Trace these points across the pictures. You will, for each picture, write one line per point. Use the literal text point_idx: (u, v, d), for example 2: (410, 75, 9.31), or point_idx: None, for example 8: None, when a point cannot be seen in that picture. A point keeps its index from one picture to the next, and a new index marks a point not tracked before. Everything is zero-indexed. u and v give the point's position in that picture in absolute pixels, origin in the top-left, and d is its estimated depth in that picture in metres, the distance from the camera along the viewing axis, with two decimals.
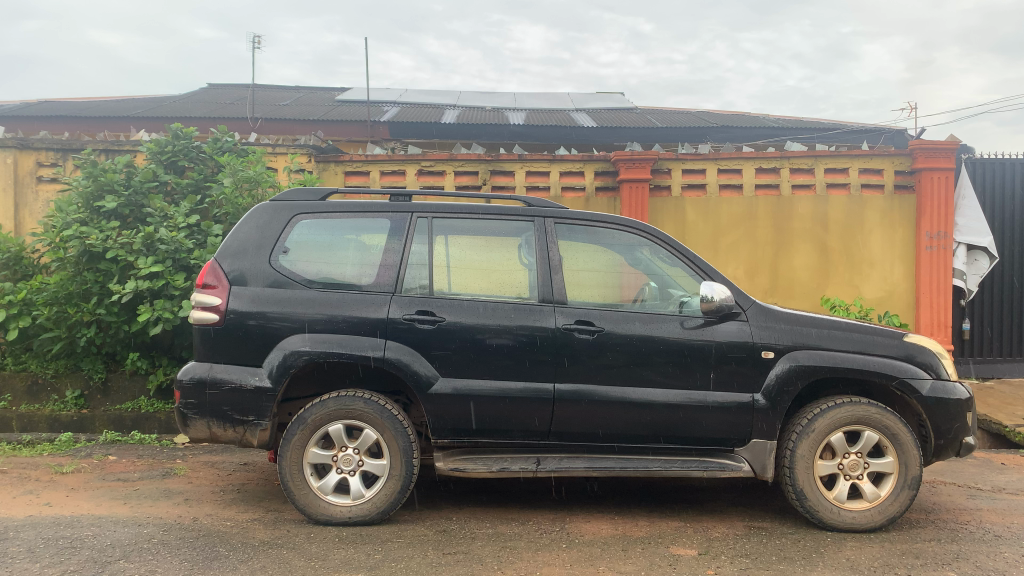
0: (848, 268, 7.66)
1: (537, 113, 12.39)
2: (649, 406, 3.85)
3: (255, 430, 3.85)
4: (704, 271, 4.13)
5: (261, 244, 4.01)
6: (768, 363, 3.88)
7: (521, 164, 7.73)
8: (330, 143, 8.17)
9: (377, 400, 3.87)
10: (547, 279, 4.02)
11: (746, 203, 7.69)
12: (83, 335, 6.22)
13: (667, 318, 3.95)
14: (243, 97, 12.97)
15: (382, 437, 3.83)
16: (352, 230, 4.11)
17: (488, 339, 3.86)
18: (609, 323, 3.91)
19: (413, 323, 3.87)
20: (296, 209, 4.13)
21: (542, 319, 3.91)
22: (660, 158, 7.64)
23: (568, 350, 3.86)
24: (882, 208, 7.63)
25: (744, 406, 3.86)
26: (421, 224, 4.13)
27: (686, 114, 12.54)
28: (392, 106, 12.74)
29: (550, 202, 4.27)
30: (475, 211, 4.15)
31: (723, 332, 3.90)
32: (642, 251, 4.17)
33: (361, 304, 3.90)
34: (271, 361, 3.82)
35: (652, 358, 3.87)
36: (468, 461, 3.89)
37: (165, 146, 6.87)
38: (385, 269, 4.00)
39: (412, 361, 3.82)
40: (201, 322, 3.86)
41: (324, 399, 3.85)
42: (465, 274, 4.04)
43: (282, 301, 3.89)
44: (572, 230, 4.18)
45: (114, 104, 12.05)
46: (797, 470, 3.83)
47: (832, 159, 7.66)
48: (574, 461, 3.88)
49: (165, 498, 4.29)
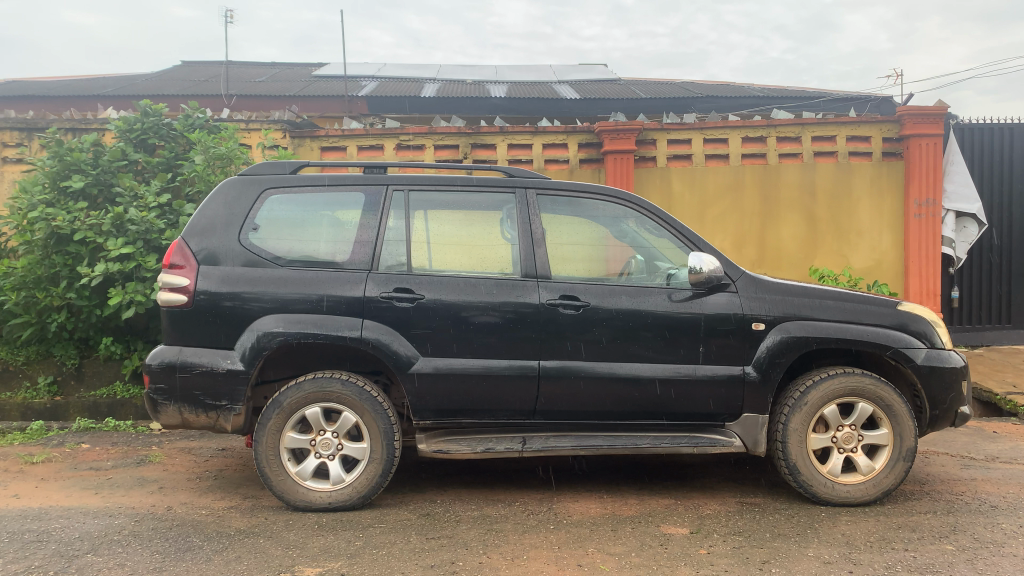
0: (835, 237, 7.56)
1: (519, 86, 12.18)
2: (637, 382, 3.73)
3: (229, 415, 3.70)
4: (692, 241, 4.00)
5: (230, 222, 3.84)
6: (759, 335, 3.77)
7: (502, 136, 7.55)
8: (306, 118, 7.95)
9: (356, 381, 3.72)
10: (530, 254, 3.88)
11: (733, 173, 7.55)
12: (54, 320, 6.04)
13: (655, 291, 3.81)
14: (217, 74, 12.65)
15: (362, 419, 3.69)
16: (326, 205, 3.94)
17: (470, 316, 3.72)
18: (595, 297, 3.77)
19: (392, 302, 3.72)
20: (266, 184, 3.95)
21: (526, 295, 3.77)
22: (645, 128, 7.48)
23: (553, 326, 3.73)
24: (870, 176, 7.53)
25: (735, 379, 3.75)
26: (397, 198, 3.96)
27: (669, 85, 12.37)
28: (370, 81, 12.48)
29: (531, 172, 4.11)
30: (454, 183, 3.99)
31: (712, 304, 3.78)
32: (628, 223, 4.03)
33: (337, 282, 3.74)
34: (243, 343, 3.67)
35: (640, 332, 3.74)
36: (452, 442, 3.76)
37: (134, 124, 6.64)
38: (361, 245, 3.84)
39: (391, 341, 3.67)
40: (169, 305, 3.69)
41: (300, 381, 3.71)
42: (444, 249, 3.89)
43: (254, 280, 3.72)
44: (555, 201, 4.03)
45: (84, 83, 11.74)
46: (790, 445, 3.73)
47: (819, 126, 7.53)
48: (562, 440, 3.76)
49: (139, 487, 4.14)
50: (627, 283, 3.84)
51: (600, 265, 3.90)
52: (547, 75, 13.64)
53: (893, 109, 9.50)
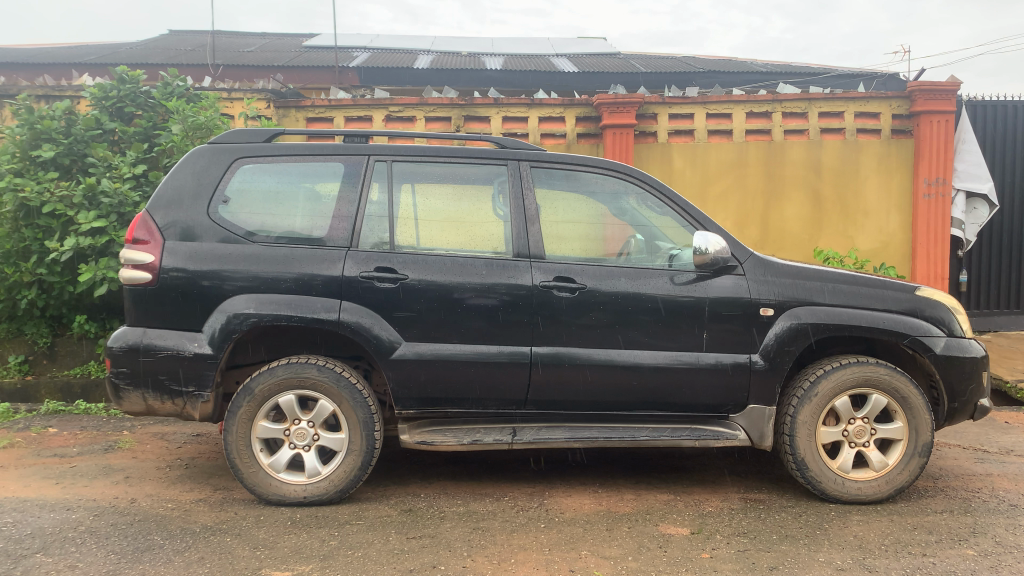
0: (841, 218, 7.30)
1: (515, 59, 11.84)
2: (636, 371, 3.47)
3: (196, 403, 3.44)
4: (698, 220, 3.72)
5: (199, 194, 3.55)
6: (767, 322, 3.51)
7: (497, 109, 7.24)
8: (291, 88, 7.63)
9: (334, 367, 3.46)
10: (523, 231, 3.60)
11: (736, 149, 7.26)
12: (24, 297, 5.78)
13: (656, 273, 3.55)
14: (203, 44, 12.26)
15: (339, 408, 3.43)
16: (303, 177, 3.65)
17: (457, 297, 3.45)
18: (592, 279, 3.51)
19: (373, 282, 3.45)
20: (238, 152, 3.66)
21: (517, 276, 3.50)
22: (646, 101, 7.17)
23: (546, 310, 3.47)
24: (878, 153, 7.25)
25: (741, 368, 3.49)
26: (380, 168, 3.67)
27: (669, 59, 12.03)
28: (362, 52, 12.12)
29: (525, 142, 3.81)
30: (441, 153, 3.70)
31: (718, 288, 3.52)
32: (629, 199, 3.75)
33: (313, 260, 3.46)
34: (212, 325, 3.40)
35: (639, 317, 3.48)
36: (436, 433, 3.50)
37: (109, 91, 6.31)
38: (341, 220, 3.56)
39: (372, 324, 3.41)
40: (132, 283, 3.42)
41: (273, 367, 3.44)
42: (431, 226, 3.61)
43: (224, 258, 3.45)
44: (550, 174, 3.74)
45: (65, 51, 11.35)
46: (798, 439, 3.49)
47: (826, 102, 7.24)
48: (554, 432, 3.51)
49: (103, 477, 3.87)
50: (627, 264, 3.57)
51: (598, 245, 3.63)
52: (545, 48, 13.28)
53: (901, 85, 9.19)
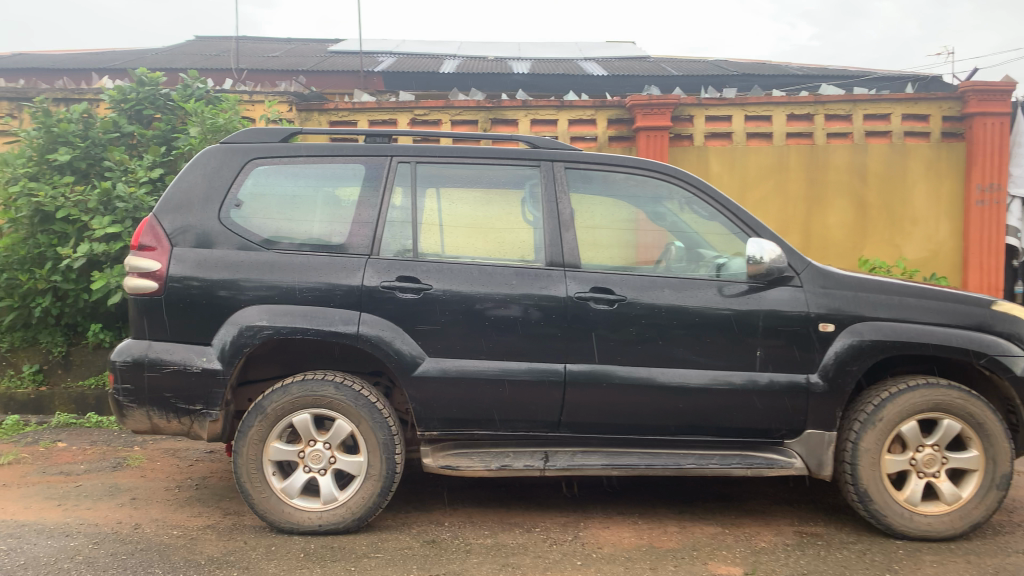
0: (888, 225, 6.93)
1: (543, 63, 11.58)
2: (681, 391, 3.17)
3: (204, 422, 3.19)
4: (748, 225, 3.42)
5: (210, 197, 3.31)
6: (825, 338, 3.20)
7: (525, 111, 6.98)
8: (314, 90, 7.42)
9: (352, 384, 3.20)
10: (557, 238, 3.32)
11: (776, 153, 6.93)
12: (39, 305, 5.58)
13: (702, 284, 3.25)
14: (228, 49, 12.14)
15: (358, 429, 3.16)
16: (321, 179, 3.40)
17: (487, 309, 3.18)
18: (632, 290, 3.22)
19: (394, 292, 3.18)
20: (252, 152, 3.41)
21: (551, 286, 3.22)
22: (681, 103, 6.87)
23: (582, 324, 3.18)
24: (927, 158, 6.88)
25: (797, 389, 3.18)
26: (403, 170, 3.41)
27: (702, 62, 11.71)
28: (388, 57, 11.93)
29: (559, 141, 3.53)
30: (469, 153, 3.43)
31: (771, 300, 3.21)
32: (672, 202, 3.46)
33: (330, 269, 3.20)
34: (222, 337, 3.15)
35: (685, 332, 3.18)
36: (462, 457, 3.22)
37: (128, 93, 6.15)
38: (360, 226, 3.31)
39: (393, 339, 3.14)
40: (137, 292, 3.18)
41: (287, 384, 3.19)
42: (457, 232, 3.34)
43: (235, 266, 3.20)
44: (587, 176, 3.45)
45: (90, 56, 11.28)
46: (860, 468, 3.16)
47: (872, 103, 6.89)
48: (590, 457, 3.21)
49: (107, 498, 3.64)
50: (669, 273, 3.28)
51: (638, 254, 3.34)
52: (574, 51, 13.01)
53: (948, 88, 8.79)
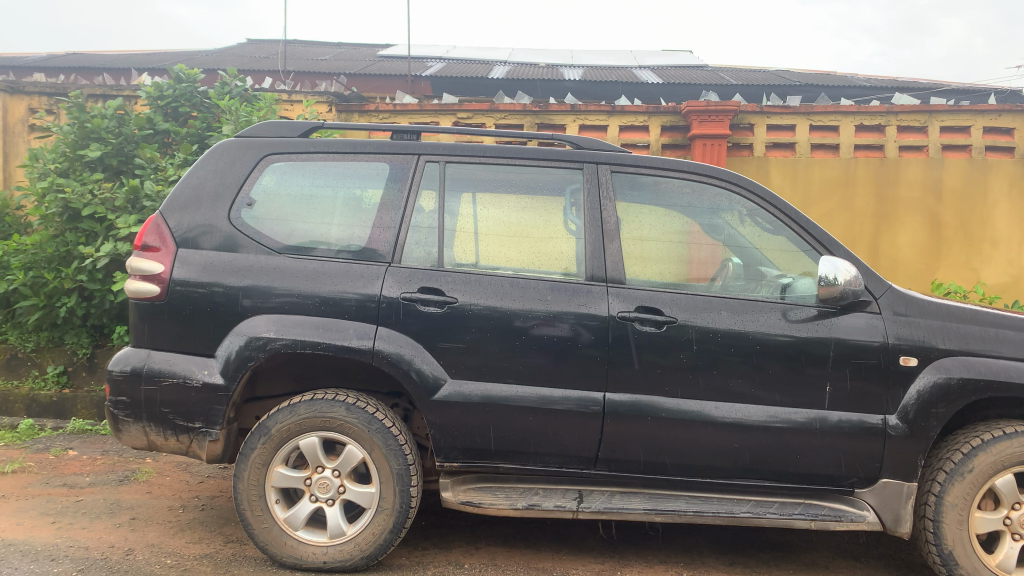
0: (965, 247, 6.42)
1: (595, 71, 11.23)
2: (735, 429, 2.78)
3: (204, 441, 2.89)
4: (820, 241, 3.01)
5: (220, 194, 3.03)
6: (907, 374, 2.77)
7: (574, 116, 6.64)
8: (355, 92, 7.19)
9: (365, 407, 2.87)
10: (600, 250, 2.96)
11: (843, 166, 6.46)
12: (64, 304, 5.37)
13: (764, 307, 2.85)
14: (276, 52, 12.05)
15: (370, 456, 2.84)
16: (341, 178, 3.09)
17: (517, 327, 2.83)
18: (683, 311, 2.83)
19: (416, 305, 2.85)
20: (267, 148, 3.12)
21: (591, 304, 2.85)
22: (741, 111, 6.45)
23: (626, 348, 2.81)
24: (1010, 174, 6.35)
25: (872, 432, 2.76)
26: (431, 170, 3.08)
27: (763, 72, 11.23)
28: (436, 62, 11.70)
29: (606, 142, 3.17)
30: (504, 154, 3.09)
31: (845, 328, 2.80)
32: (732, 213, 3.07)
33: (346, 277, 2.89)
34: (225, 349, 2.86)
35: (742, 362, 2.79)
36: (485, 493, 2.87)
37: (165, 90, 5.98)
38: (382, 231, 2.99)
39: (413, 358, 2.81)
40: (138, 297, 2.91)
41: (294, 404, 2.88)
42: (488, 240, 3.00)
43: (243, 270, 2.91)
44: (635, 181, 3.08)
45: (141, 56, 11.28)
46: (944, 527, 2.73)
47: (951, 115, 6.37)
48: (630, 500, 2.83)
49: (105, 517, 3.38)
50: (725, 293, 2.90)
51: (690, 271, 2.97)
52: (628, 59, 12.62)
53: None
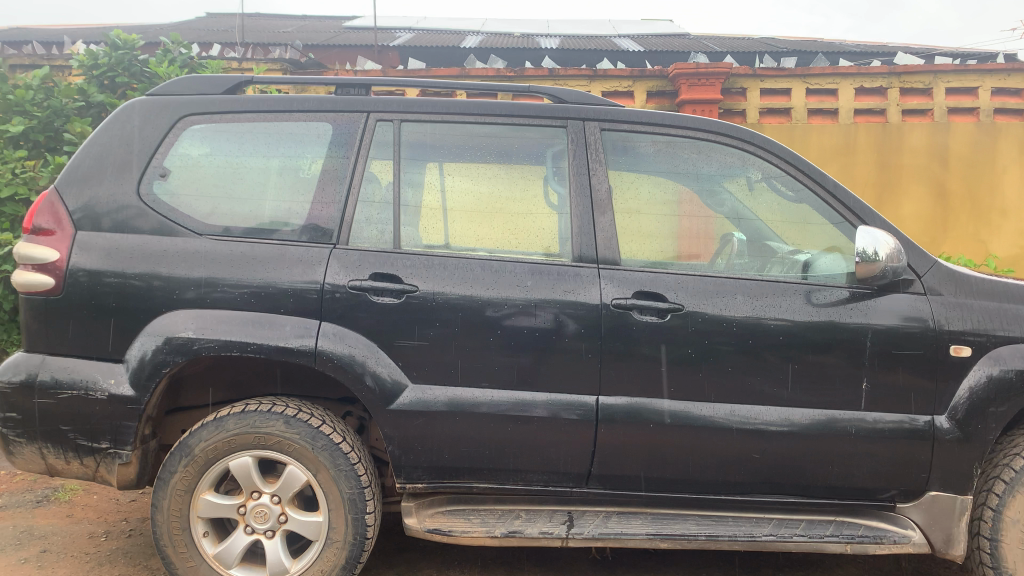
0: (974, 217, 6.37)
1: (572, 40, 10.74)
2: (755, 436, 2.32)
3: (112, 465, 2.38)
4: (851, 208, 2.53)
5: (127, 164, 2.49)
6: (956, 366, 2.32)
7: (552, 81, 6.17)
8: (313, 60, 6.65)
9: (309, 419, 2.38)
10: (589, 224, 2.47)
11: (843, 132, 6.34)
12: None
13: (784, 289, 2.38)
14: (233, 25, 11.41)
15: (315, 479, 2.35)
16: (275, 144, 2.57)
17: (490, 318, 2.34)
18: (691, 296, 2.36)
19: (367, 296, 2.35)
20: (184, 107, 2.57)
21: (580, 290, 2.36)
22: (733, 74, 6.27)
23: (622, 341, 2.33)
24: (1020, 138, 6.28)
25: (918, 436, 2.31)
26: (383, 131, 2.56)
27: (746, 39, 10.79)
28: (405, 32, 11.11)
29: (592, 94, 2.66)
30: (471, 110, 2.58)
31: (884, 313, 2.34)
32: (743, 178, 2.59)
33: (283, 262, 2.38)
34: (135, 353, 2.34)
35: (762, 355, 2.32)
36: (457, 518, 2.39)
37: (99, 58, 5.42)
38: (324, 206, 2.48)
39: (366, 360, 2.31)
40: (29, 291, 2.37)
41: (222, 417, 2.38)
42: (454, 215, 2.50)
43: (156, 257, 2.39)
44: (629, 141, 2.58)
45: (87, 31, 10.59)
46: (1004, 547, 2.29)
47: (957, 76, 6.28)
48: (631, 523, 2.36)
49: (10, 551, 2.86)
50: (735, 274, 2.42)
51: (693, 246, 2.50)
52: (607, 28, 12.12)
53: None
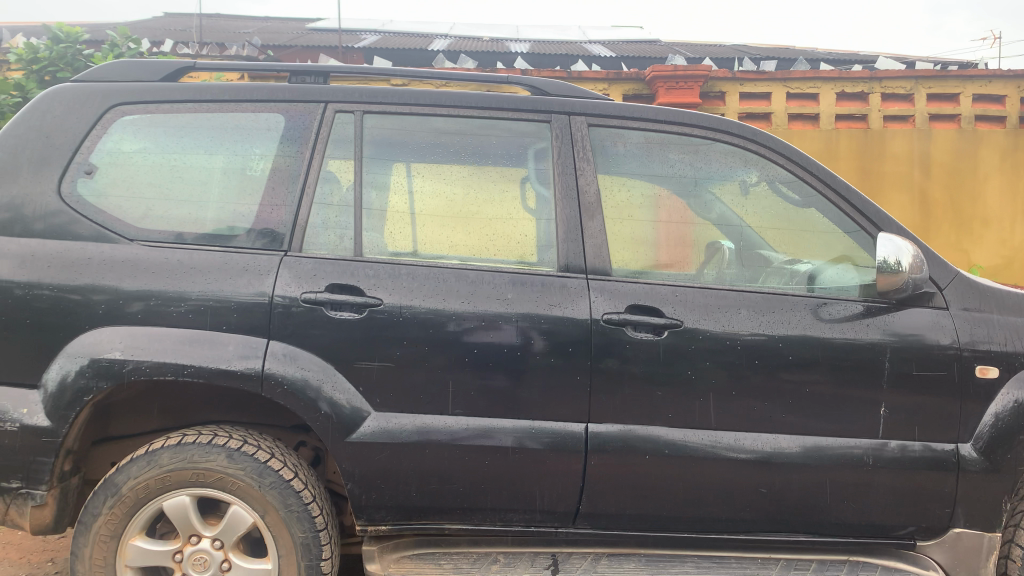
0: (956, 226, 6.72)
1: (543, 45, 10.55)
2: (762, 468, 2.06)
3: (24, 508, 2.04)
4: (865, 214, 2.29)
5: (47, 158, 2.16)
6: (983, 389, 2.10)
7: None
8: None
9: (255, 452, 2.08)
10: (575, 227, 2.21)
11: (825, 136, 6.62)
12: None
13: (790, 301, 2.14)
14: (193, 24, 11.06)
15: (263, 522, 2.05)
16: (219, 138, 2.26)
17: (464, 334, 2.06)
18: (690, 310, 2.10)
19: (324, 311, 2.06)
20: (116, 94, 2.26)
21: (567, 303, 2.09)
22: (711, 78, 6.51)
23: (613, 361, 2.07)
24: (1002, 146, 6.60)
25: (941, 467, 2.08)
26: (343, 123, 2.27)
27: (717, 47, 10.71)
28: (371, 35, 10.82)
29: (577, 86, 2.41)
30: (442, 101, 2.30)
31: (903, 329, 2.10)
32: (739, 180, 2.35)
33: (228, 272, 2.08)
34: (52, 378, 2.01)
35: (769, 378, 2.08)
36: (427, 564, 2.10)
37: (39, 52, 5.19)
38: (274, 209, 2.19)
39: (322, 384, 2.02)
40: None
41: (155, 450, 2.07)
42: (422, 220, 2.23)
43: (78, 265, 2.06)
44: (618, 137, 2.33)
45: (34, 27, 10.10)
46: None
47: (938, 82, 6.63)
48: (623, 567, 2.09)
49: None
50: (728, 286, 2.19)
51: (668, 254, 2.26)
52: (576, 34, 11.99)
53: None
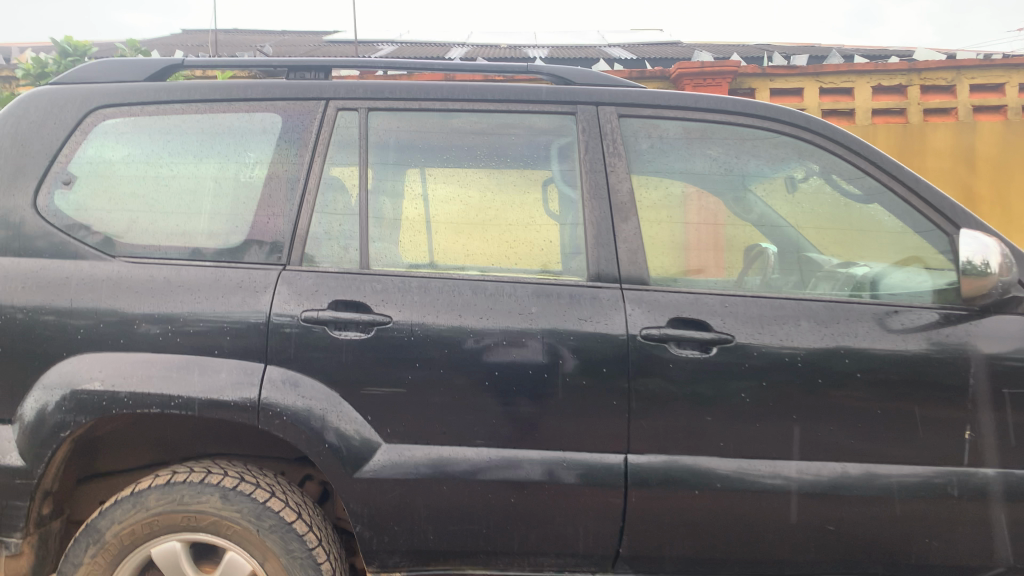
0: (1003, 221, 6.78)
1: (561, 49, 10.41)
2: (828, 502, 1.80)
3: None
4: (938, 208, 2.01)
5: (22, 169, 1.97)
6: None
7: None
8: None
9: (253, 491, 1.85)
10: (606, 232, 1.97)
11: (863, 130, 6.68)
12: None
13: (853, 309, 1.88)
14: (209, 41, 11.06)
15: (262, 570, 1.81)
16: (210, 141, 2.05)
17: (485, 354, 1.82)
18: (740, 322, 1.85)
19: (328, 332, 1.83)
20: (97, 97, 2.06)
21: (601, 317, 1.85)
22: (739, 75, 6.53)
23: (654, 381, 1.82)
24: None
25: None
26: (346, 123, 2.05)
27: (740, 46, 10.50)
28: (387, 44, 10.72)
29: (607, 74, 2.17)
30: (456, 94, 2.07)
31: (987, 340, 1.84)
32: (788, 174, 2.09)
33: (220, 290, 1.86)
34: (25, 413, 1.80)
35: (834, 397, 1.82)
36: None
37: (47, 66, 5.21)
38: (271, 217, 1.97)
39: (326, 414, 1.79)
40: None
41: (141, 491, 1.85)
42: (438, 227, 2.00)
43: (53, 286, 1.85)
44: (654, 129, 2.08)
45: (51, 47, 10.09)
46: None
47: (982, 72, 6.65)
48: None
49: None
50: (772, 292, 1.96)
51: (700, 259, 2.02)
52: (594, 37, 11.85)
53: None
